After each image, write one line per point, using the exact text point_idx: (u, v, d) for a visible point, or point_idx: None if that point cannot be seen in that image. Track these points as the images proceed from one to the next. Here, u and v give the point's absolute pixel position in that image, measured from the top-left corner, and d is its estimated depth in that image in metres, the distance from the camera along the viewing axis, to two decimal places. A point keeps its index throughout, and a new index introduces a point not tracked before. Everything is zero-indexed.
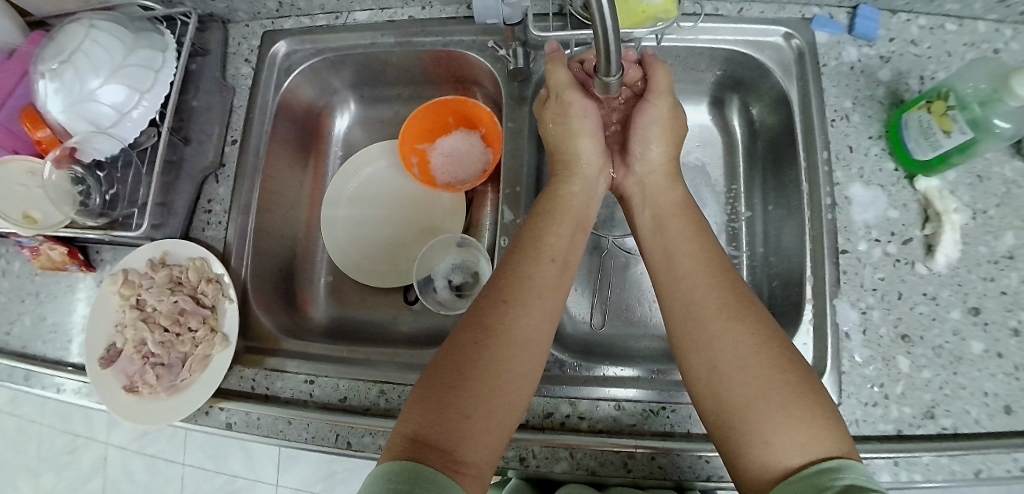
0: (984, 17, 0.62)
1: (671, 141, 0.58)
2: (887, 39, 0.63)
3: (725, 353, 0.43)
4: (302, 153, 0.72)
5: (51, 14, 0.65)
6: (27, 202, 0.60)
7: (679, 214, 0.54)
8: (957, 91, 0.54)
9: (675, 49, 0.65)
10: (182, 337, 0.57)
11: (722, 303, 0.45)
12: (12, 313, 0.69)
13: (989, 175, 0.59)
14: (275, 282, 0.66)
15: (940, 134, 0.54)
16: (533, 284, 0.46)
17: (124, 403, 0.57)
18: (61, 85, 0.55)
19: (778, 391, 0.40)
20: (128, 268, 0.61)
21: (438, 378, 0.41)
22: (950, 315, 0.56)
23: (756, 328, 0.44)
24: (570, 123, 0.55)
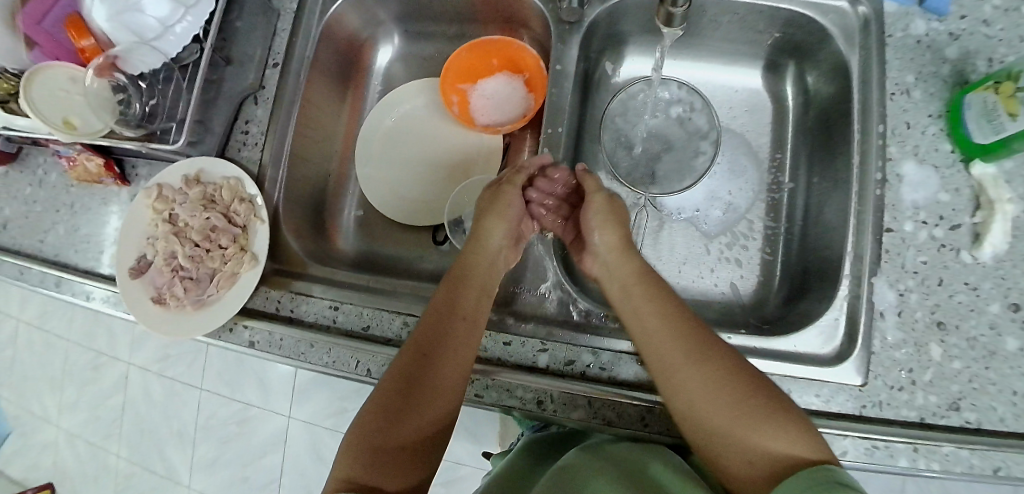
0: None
1: (619, 224, 0.56)
2: (959, 16, 0.59)
3: (689, 390, 0.43)
4: (341, 84, 0.71)
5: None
6: (70, 107, 0.60)
7: (642, 276, 0.52)
8: None
9: (733, 6, 0.63)
10: (212, 253, 0.58)
11: (684, 339, 0.46)
12: (47, 221, 0.70)
13: None
14: (305, 209, 0.66)
15: (1005, 116, 0.52)
16: (455, 328, 0.48)
17: (150, 313, 0.58)
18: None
19: (744, 419, 0.41)
20: (163, 183, 0.61)
21: (370, 425, 0.43)
22: (990, 308, 0.54)
23: (715, 363, 0.44)
24: (497, 205, 0.57)
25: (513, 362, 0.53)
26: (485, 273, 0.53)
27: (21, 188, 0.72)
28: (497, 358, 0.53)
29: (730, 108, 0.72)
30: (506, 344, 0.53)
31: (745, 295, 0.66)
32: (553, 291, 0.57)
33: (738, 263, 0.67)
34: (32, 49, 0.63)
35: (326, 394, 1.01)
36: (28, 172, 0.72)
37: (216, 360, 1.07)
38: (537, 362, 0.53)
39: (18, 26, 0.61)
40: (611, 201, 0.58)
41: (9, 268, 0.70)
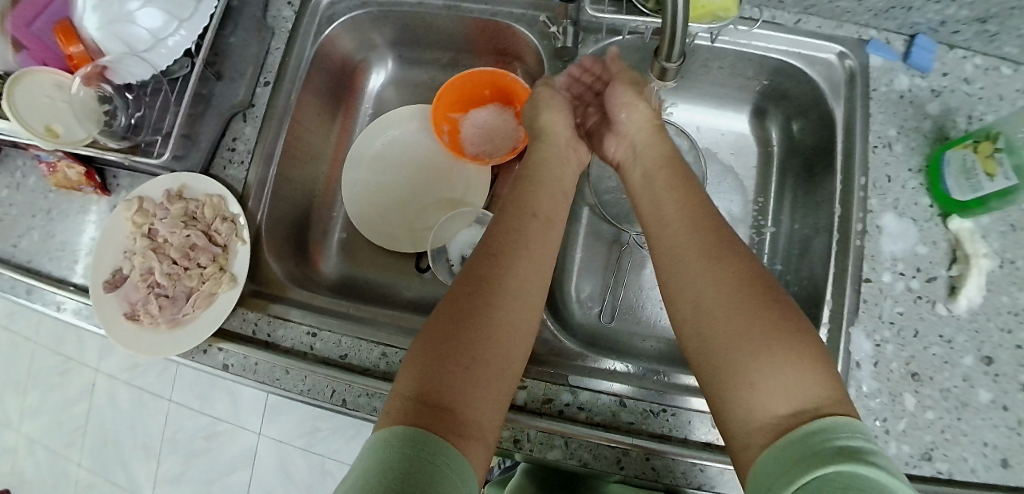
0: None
1: (653, 114, 0.56)
2: (941, 73, 0.61)
3: (709, 291, 0.42)
4: (333, 104, 0.72)
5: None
6: (54, 114, 0.58)
7: (667, 167, 0.51)
8: (1006, 134, 0.53)
9: (724, 51, 0.64)
10: (190, 272, 0.57)
11: (703, 251, 0.43)
12: (20, 226, 0.68)
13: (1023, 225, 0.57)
14: (288, 229, 0.66)
15: (983, 176, 0.53)
16: (530, 234, 0.47)
17: (122, 330, 0.56)
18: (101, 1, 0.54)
19: (764, 333, 0.38)
20: (144, 197, 0.60)
21: (439, 324, 0.42)
22: (963, 360, 0.54)
23: (734, 270, 0.42)
24: (539, 101, 0.58)
25: None
26: (547, 198, 0.51)
27: None
28: None
29: (716, 149, 0.73)
30: None
31: None
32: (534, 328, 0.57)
33: None
34: (18, 52, 0.60)
35: (302, 410, 1.00)
36: (5, 175, 0.70)
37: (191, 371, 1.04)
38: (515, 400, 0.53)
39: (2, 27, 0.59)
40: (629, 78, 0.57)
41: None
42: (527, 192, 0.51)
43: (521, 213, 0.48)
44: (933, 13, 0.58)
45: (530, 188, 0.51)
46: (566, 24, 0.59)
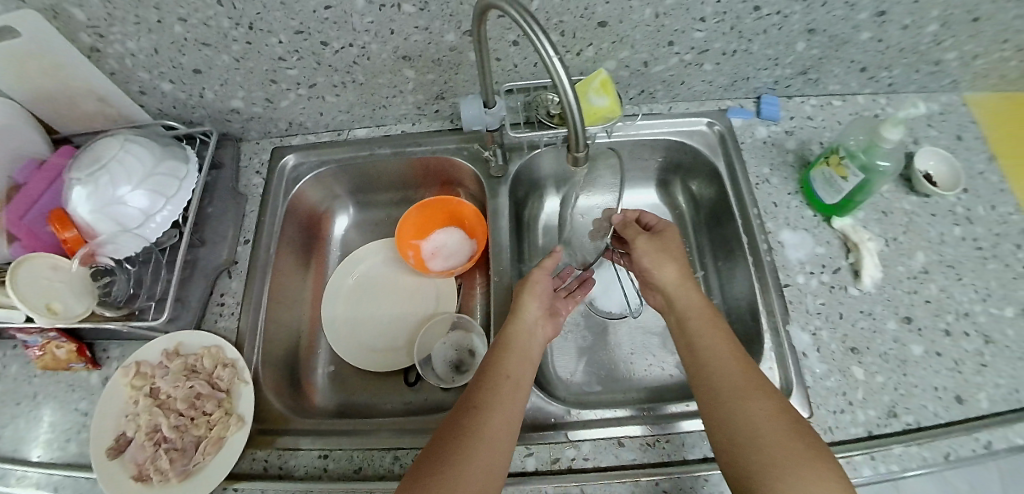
0: (862, 92, 0.77)
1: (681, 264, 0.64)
2: (789, 117, 0.77)
3: (738, 419, 0.48)
4: (305, 254, 0.80)
5: (77, 132, 0.70)
6: (52, 293, 0.59)
7: (690, 288, 0.61)
8: (844, 146, 0.64)
9: (623, 142, 0.78)
10: (197, 420, 0.58)
11: (734, 369, 0.52)
12: (2, 416, 0.63)
13: (891, 211, 0.70)
14: (282, 369, 0.69)
15: (840, 179, 0.64)
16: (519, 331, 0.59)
17: (129, 492, 0.55)
18: (94, 190, 0.60)
19: (798, 454, 0.45)
20: (140, 360, 0.62)
21: (450, 430, 0.50)
22: (888, 325, 0.63)
23: (774, 401, 0.49)
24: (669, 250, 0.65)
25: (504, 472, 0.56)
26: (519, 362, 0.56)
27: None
28: None
29: None
30: None
31: None
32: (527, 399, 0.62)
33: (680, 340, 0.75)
34: (10, 243, 0.62)
35: None
36: None
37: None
38: (525, 467, 0.56)
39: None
40: (680, 242, 0.66)
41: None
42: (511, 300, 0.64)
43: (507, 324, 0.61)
44: (766, 78, 0.74)
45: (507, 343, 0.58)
46: (496, 147, 0.72)
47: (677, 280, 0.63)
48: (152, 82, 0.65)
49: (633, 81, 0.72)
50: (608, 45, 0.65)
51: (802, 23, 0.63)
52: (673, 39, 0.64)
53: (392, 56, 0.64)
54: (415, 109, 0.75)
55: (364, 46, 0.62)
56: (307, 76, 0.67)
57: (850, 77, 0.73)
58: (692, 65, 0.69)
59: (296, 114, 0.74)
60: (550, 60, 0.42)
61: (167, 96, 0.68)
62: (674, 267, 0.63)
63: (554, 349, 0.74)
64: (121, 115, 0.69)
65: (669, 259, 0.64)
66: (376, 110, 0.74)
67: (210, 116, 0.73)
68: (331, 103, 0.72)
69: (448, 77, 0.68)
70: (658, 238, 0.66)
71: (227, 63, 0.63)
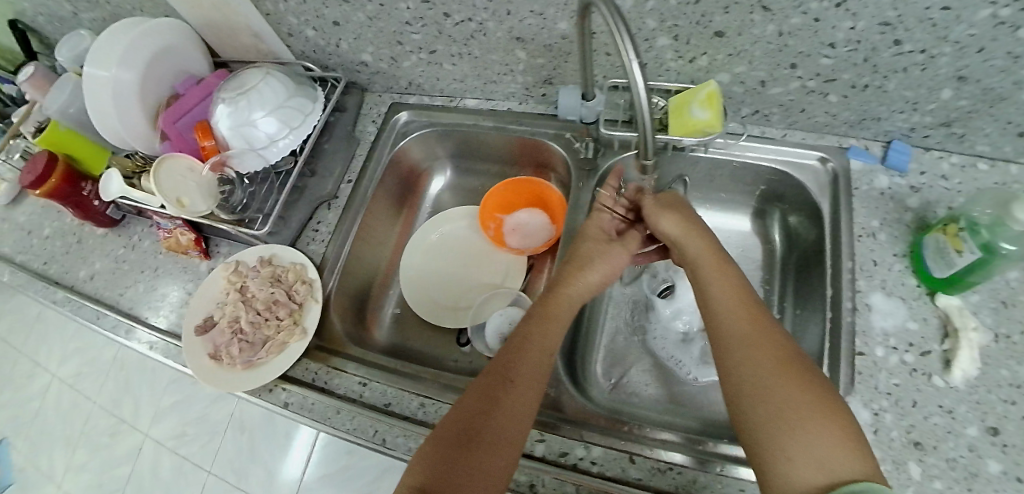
0: (1018, 160, 0.65)
1: (684, 219, 0.62)
2: (920, 172, 0.68)
3: (746, 374, 0.48)
4: (399, 203, 0.87)
5: (233, 58, 0.84)
6: (183, 190, 0.72)
7: (703, 237, 0.60)
8: (968, 215, 0.57)
9: (716, 160, 0.74)
10: (269, 322, 0.68)
11: (740, 320, 0.52)
12: (130, 279, 0.79)
13: (1014, 302, 0.61)
14: (353, 300, 0.77)
15: (953, 252, 0.56)
16: (529, 340, 0.57)
17: (204, 366, 0.66)
18: (236, 108, 0.69)
19: (794, 407, 0.44)
20: (240, 261, 0.73)
21: (474, 402, 0.52)
22: (967, 430, 0.56)
23: (777, 349, 0.48)
24: (682, 211, 0.63)
25: None
26: (545, 338, 0.57)
27: (94, 262, 0.82)
28: None
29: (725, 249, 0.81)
30: None
31: None
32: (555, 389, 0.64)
33: None
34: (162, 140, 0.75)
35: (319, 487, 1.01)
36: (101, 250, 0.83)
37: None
38: (534, 450, 0.59)
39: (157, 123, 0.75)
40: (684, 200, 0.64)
41: (86, 312, 0.77)
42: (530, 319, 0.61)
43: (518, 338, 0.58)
44: (902, 122, 0.66)
45: (548, 315, 0.59)
46: (589, 140, 0.74)
47: (683, 229, 0.61)
48: (299, 27, 0.74)
49: (747, 99, 0.68)
50: (723, 57, 0.62)
51: (951, 67, 0.55)
52: (796, 61, 0.60)
53: (506, 36, 0.66)
54: (523, 89, 0.76)
55: (482, 22, 0.65)
56: (428, 41, 0.71)
57: (1003, 141, 0.63)
58: (814, 93, 0.64)
59: (415, 75, 0.80)
60: (628, 60, 0.43)
61: (310, 41, 0.77)
62: (675, 218, 0.62)
63: (600, 354, 0.75)
64: (270, 50, 0.80)
65: (671, 211, 0.63)
66: (486, 83, 0.77)
67: (343, 65, 0.81)
68: (449, 71, 0.77)
69: (557, 64, 0.69)
70: (661, 199, 0.65)
71: (362, 20, 0.70)
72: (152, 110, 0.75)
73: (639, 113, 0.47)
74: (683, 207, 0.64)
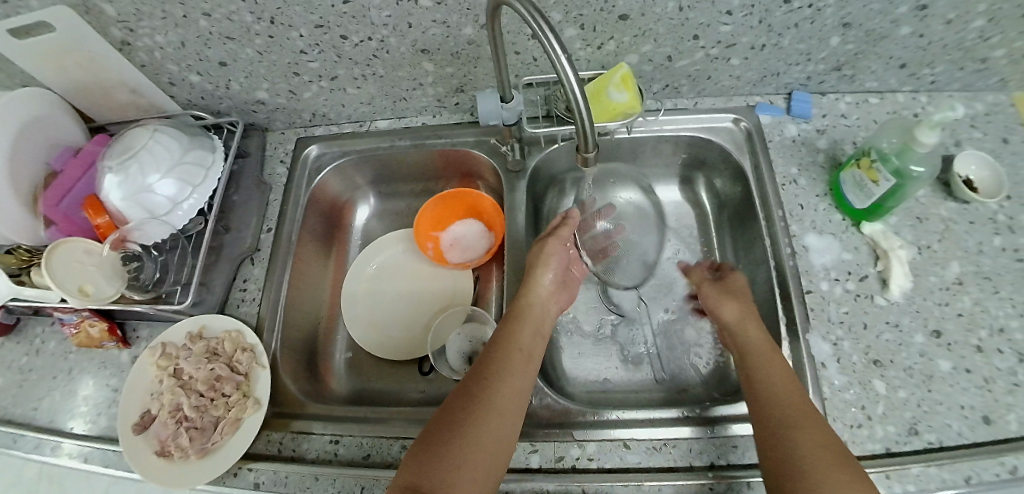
0: (902, 89, 0.72)
1: (740, 295, 0.63)
2: (821, 115, 0.73)
3: (795, 451, 0.48)
4: (327, 242, 0.82)
5: (111, 121, 0.75)
6: (84, 275, 0.63)
7: (753, 322, 0.60)
8: (876, 147, 0.62)
9: (644, 139, 0.75)
10: (216, 402, 0.61)
11: (792, 399, 0.51)
12: (41, 389, 0.69)
13: (927, 216, 0.66)
14: (299, 354, 0.72)
15: (870, 184, 0.61)
16: (502, 397, 0.52)
17: (151, 467, 0.59)
18: (125, 177, 0.62)
19: (844, 491, 0.44)
20: (166, 341, 0.66)
21: (462, 399, 0.52)
22: (915, 339, 0.60)
23: (828, 437, 0.48)
24: (733, 291, 0.64)
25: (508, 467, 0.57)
26: (529, 334, 0.59)
27: None
28: None
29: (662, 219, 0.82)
30: None
31: (709, 374, 0.70)
32: (536, 395, 0.62)
33: (699, 344, 0.72)
34: (48, 228, 0.67)
35: None
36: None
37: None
38: (530, 463, 0.57)
39: (38, 207, 0.66)
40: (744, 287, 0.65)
41: None
42: (494, 360, 0.55)
43: (487, 391, 0.52)
44: (798, 73, 0.70)
45: (523, 309, 0.61)
46: (514, 142, 0.72)
47: (742, 318, 0.61)
48: (181, 74, 0.68)
49: (657, 75, 0.70)
50: (629, 39, 0.63)
51: (836, 17, 0.60)
52: (698, 32, 0.62)
53: (411, 50, 0.64)
54: (435, 101, 0.74)
55: (383, 40, 0.62)
56: (329, 68, 0.67)
57: (886, 75, 0.69)
58: (718, 60, 0.67)
59: (320, 106, 0.75)
60: (557, 59, 0.42)
61: (195, 87, 0.71)
62: (737, 304, 0.62)
63: (566, 349, 0.74)
64: (152, 106, 0.73)
65: (733, 297, 0.63)
66: (397, 101, 0.74)
67: (236, 107, 0.75)
68: (352, 94, 0.73)
69: (467, 70, 0.67)
70: (722, 286, 0.65)
71: (252, 55, 0.65)
72: (28, 195, 0.66)
73: (575, 105, 0.44)
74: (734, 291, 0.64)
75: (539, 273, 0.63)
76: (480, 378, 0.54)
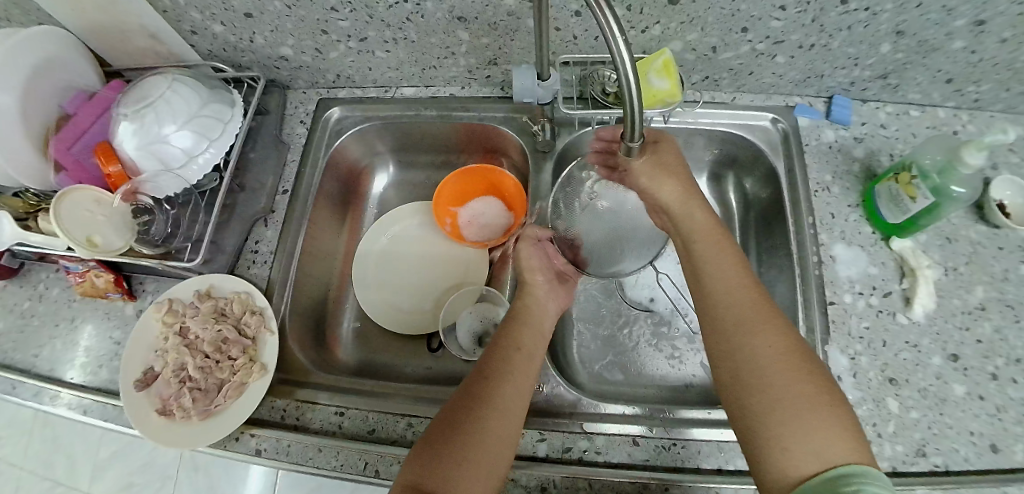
0: (944, 104, 0.70)
1: (676, 179, 0.57)
2: (860, 123, 0.71)
3: (745, 362, 0.46)
4: (342, 208, 0.80)
5: (128, 66, 0.73)
6: (93, 226, 0.62)
7: (699, 208, 0.56)
8: (918, 163, 0.60)
9: (678, 130, 0.73)
10: (222, 364, 0.60)
11: (743, 305, 0.49)
12: (43, 336, 0.68)
13: (957, 237, 0.65)
14: (309, 321, 0.71)
15: (907, 199, 0.60)
16: (502, 394, 0.50)
17: (154, 425, 0.58)
18: (141, 125, 0.60)
19: (796, 397, 0.43)
20: (173, 298, 0.65)
21: (459, 397, 0.50)
22: (933, 360, 0.60)
23: (783, 338, 0.46)
24: (658, 167, 0.57)
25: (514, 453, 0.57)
26: (530, 335, 0.56)
27: None
28: None
29: None
30: None
31: None
32: (547, 384, 0.62)
33: None
34: (58, 173, 0.64)
35: None
36: None
37: (92, 485, 0.75)
38: (537, 452, 0.57)
39: (47, 152, 0.64)
40: (681, 162, 0.58)
41: None
42: (495, 359, 0.53)
43: (487, 390, 0.50)
44: (843, 78, 0.68)
45: (521, 308, 0.59)
46: (545, 121, 0.70)
47: (680, 197, 0.56)
48: (204, 22, 0.65)
49: (698, 66, 0.68)
50: (676, 25, 0.61)
51: (891, 23, 0.57)
52: (748, 25, 0.59)
53: (447, 16, 0.61)
54: (466, 72, 0.72)
55: (419, 3, 0.59)
56: (358, 28, 0.64)
57: (932, 88, 0.67)
58: (763, 56, 0.65)
59: (344, 67, 0.72)
60: (613, 41, 0.39)
61: (218, 37, 0.68)
62: (674, 184, 0.56)
63: (577, 338, 0.73)
64: (171, 53, 0.70)
65: (665, 175, 0.56)
66: (425, 69, 0.72)
67: (259, 62, 0.72)
68: (380, 58, 0.70)
69: (503, 43, 0.65)
70: (652, 154, 0.57)
71: (279, 9, 0.62)
72: (39, 137, 0.63)
73: (627, 91, 0.41)
74: (667, 171, 0.57)
75: (529, 277, 0.62)
76: (479, 376, 0.52)
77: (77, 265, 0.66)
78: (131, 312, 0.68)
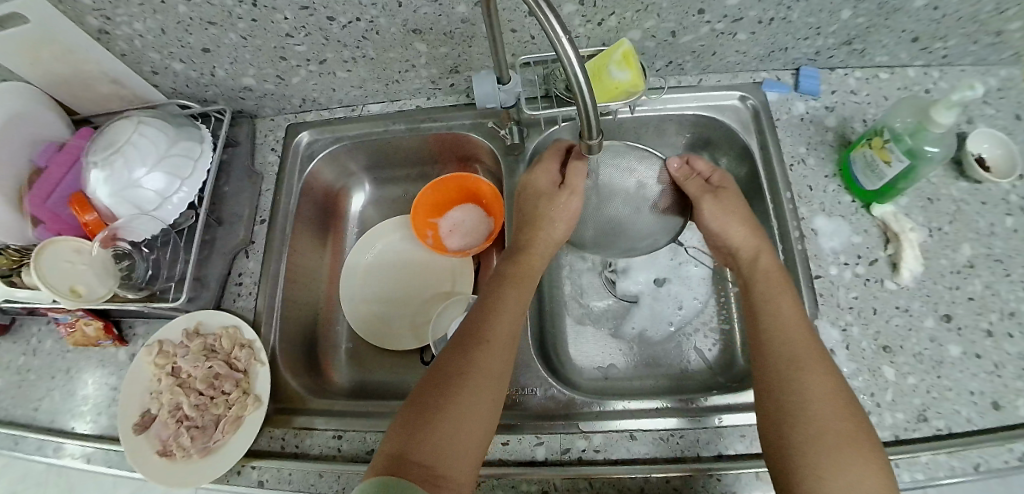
0: (913, 64, 0.69)
1: (746, 224, 0.62)
2: (830, 92, 0.70)
3: (792, 394, 0.47)
4: (322, 230, 0.80)
5: (95, 113, 0.73)
6: (77, 275, 0.62)
7: (761, 256, 0.59)
8: (889, 127, 0.59)
9: (647, 118, 0.72)
10: (216, 400, 0.61)
11: (793, 342, 0.50)
12: (40, 389, 0.69)
13: (938, 197, 0.64)
14: (299, 347, 0.71)
15: (882, 164, 0.59)
16: (490, 362, 0.51)
17: (155, 467, 0.59)
18: (111, 172, 0.60)
19: (836, 432, 0.45)
20: (162, 339, 0.65)
21: (448, 365, 0.51)
22: (925, 324, 0.59)
23: (827, 376, 0.48)
24: (732, 210, 0.63)
25: (514, 460, 0.57)
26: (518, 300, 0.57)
27: None
28: (498, 459, 0.57)
29: None
30: (505, 443, 0.58)
31: (713, 360, 0.69)
32: (540, 386, 0.62)
33: (702, 330, 0.71)
34: (36, 227, 0.65)
35: None
36: None
37: None
38: (536, 455, 0.57)
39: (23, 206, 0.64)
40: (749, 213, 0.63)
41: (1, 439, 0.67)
42: (485, 324, 0.54)
43: (476, 357, 0.51)
44: (807, 48, 0.67)
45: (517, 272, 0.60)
46: (512, 125, 0.70)
47: (750, 243, 0.61)
48: (162, 62, 0.65)
49: (660, 52, 0.67)
50: (632, 14, 0.60)
51: None
52: (704, 6, 0.59)
53: (402, 30, 0.61)
54: (430, 82, 0.71)
55: (372, 20, 0.59)
56: (316, 51, 0.64)
57: (898, 49, 0.66)
58: (724, 35, 0.64)
59: (308, 90, 0.72)
60: (556, 39, 0.39)
61: (179, 75, 0.68)
62: (743, 229, 0.61)
63: (569, 337, 0.73)
64: (135, 96, 0.70)
65: (734, 218, 0.62)
66: (389, 84, 0.71)
67: (223, 95, 0.72)
68: (343, 78, 0.70)
69: (462, 50, 0.64)
70: (723, 200, 0.63)
71: (235, 41, 0.62)
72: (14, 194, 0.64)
73: (577, 86, 0.41)
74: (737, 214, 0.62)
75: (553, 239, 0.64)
76: (469, 342, 0.53)
77: (66, 316, 0.67)
78: (123, 356, 0.68)
